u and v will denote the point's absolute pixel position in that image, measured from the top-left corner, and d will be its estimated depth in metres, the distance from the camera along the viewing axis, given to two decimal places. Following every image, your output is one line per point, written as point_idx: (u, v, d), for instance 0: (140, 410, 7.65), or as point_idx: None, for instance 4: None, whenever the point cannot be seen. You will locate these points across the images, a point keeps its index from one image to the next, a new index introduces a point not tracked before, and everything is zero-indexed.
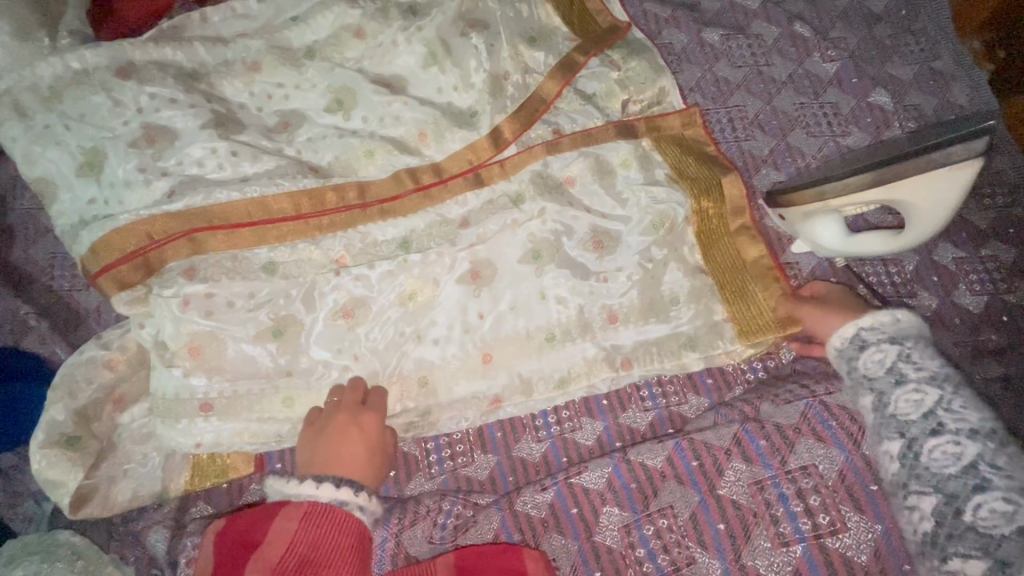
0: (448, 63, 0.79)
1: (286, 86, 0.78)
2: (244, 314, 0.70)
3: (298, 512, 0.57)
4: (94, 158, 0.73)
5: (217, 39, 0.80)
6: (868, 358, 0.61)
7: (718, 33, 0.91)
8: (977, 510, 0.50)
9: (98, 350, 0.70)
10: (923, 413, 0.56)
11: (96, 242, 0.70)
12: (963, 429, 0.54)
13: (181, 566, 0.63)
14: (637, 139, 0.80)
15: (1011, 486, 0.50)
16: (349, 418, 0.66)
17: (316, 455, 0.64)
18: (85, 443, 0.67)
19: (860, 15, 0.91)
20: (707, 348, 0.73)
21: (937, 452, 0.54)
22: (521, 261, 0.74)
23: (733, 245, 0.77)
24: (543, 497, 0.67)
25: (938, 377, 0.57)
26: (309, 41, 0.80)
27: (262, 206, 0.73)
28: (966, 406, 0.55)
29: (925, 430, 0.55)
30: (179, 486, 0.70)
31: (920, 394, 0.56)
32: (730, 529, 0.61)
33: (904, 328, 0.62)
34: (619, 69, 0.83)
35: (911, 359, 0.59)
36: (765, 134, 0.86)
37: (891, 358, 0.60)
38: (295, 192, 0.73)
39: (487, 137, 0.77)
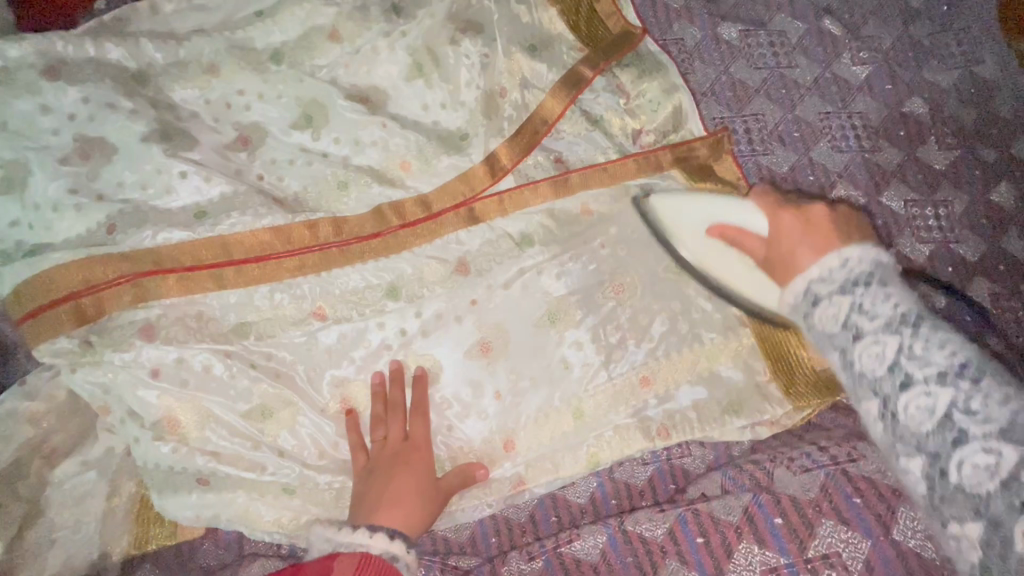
0: (436, 76, 0.72)
1: (247, 95, 0.70)
2: (200, 367, 0.63)
3: (351, 565, 0.50)
4: (9, 171, 0.63)
5: (168, 36, 0.71)
6: (821, 312, 0.52)
7: (736, 28, 0.80)
8: (961, 468, 0.42)
9: (20, 400, 0.61)
10: (889, 367, 0.47)
11: (21, 283, 0.61)
12: (932, 375, 0.45)
13: None
14: (659, 173, 0.71)
15: (991, 432, 0.41)
16: (407, 456, 0.63)
17: (365, 498, 0.59)
18: (9, 508, 0.58)
19: (896, 9, 0.80)
20: (751, 416, 0.68)
21: (912, 409, 0.45)
22: (536, 328, 0.69)
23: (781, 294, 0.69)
24: (530, 567, 0.60)
25: (895, 321, 0.48)
26: (276, 42, 0.72)
27: (221, 248, 0.65)
28: (929, 347, 0.46)
29: (892, 387, 0.47)
30: (121, 552, 0.63)
31: (880, 346, 0.48)
32: None
33: (856, 270, 0.52)
34: (628, 97, 0.73)
35: (866, 307, 0.49)
36: (785, 148, 0.76)
37: (845, 312, 0.51)
38: (258, 230, 0.65)
39: (483, 164, 0.70)
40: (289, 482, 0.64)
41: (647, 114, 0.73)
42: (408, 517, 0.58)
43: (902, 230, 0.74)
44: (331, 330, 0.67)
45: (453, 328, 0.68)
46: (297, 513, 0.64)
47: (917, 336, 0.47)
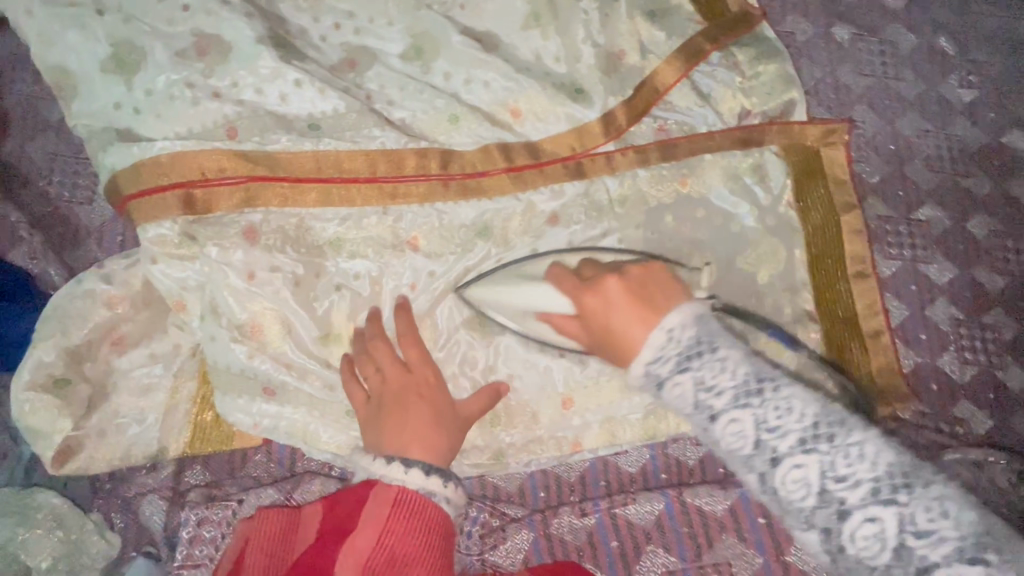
0: (552, 28, 0.74)
1: (358, 18, 0.73)
2: (288, 273, 0.64)
3: (389, 497, 0.52)
4: (123, 52, 0.65)
5: None
6: (726, 431, 0.46)
7: (849, 31, 0.79)
8: (855, 538, 0.42)
9: (99, 283, 0.61)
10: (755, 442, 0.45)
11: (131, 166, 0.63)
12: (859, 491, 0.42)
13: (185, 542, 0.60)
14: (761, 146, 0.74)
15: (864, 492, 0.42)
16: (409, 386, 0.61)
17: (383, 433, 0.59)
18: (75, 388, 0.59)
19: (1010, 39, 0.79)
20: None
21: (728, 434, 0.47)
22: None
23: (850, 293, 0.72)
24: (582, 523, 0.64)
25: (742, 394, 0.46)
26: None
27: (332, 162, 0.66)
28: (779, 411, 0.45)
29: (704, 419, 0.47)
30: (176, 449, 0.63)
31: (738, 424, 0.46)
32: None
33: (683, 338, 0.49)
34: (745, 75, 0.75)
35: (707, 381, 0.47)
36: (881, 159, 0.76)
37: (728, 416, 0.46)
38: (372, 152, 0.68)
39: (599, 121, 0.72)
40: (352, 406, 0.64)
41: (759, 96, 0.75)
42: (433, 442, 0.58)
43: (980, 259, 0.74)
44: (420, 259, 0.68)
45: None
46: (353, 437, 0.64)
47: (769, 402, 0.46)
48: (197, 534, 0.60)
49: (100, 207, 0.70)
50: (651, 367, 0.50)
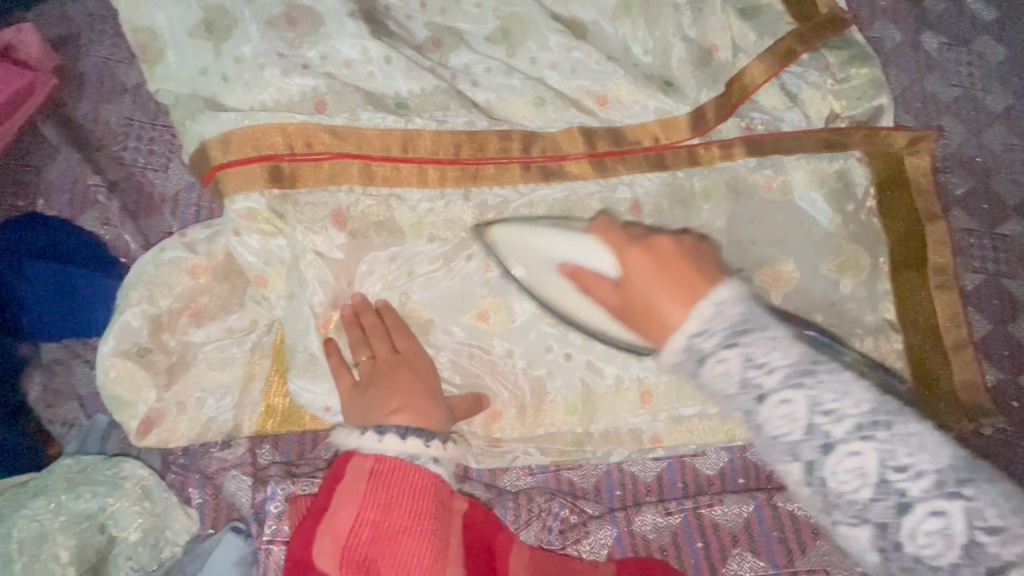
0: (642, 20, 0.73)
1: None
2: (380, 251, 0.65)
3: (365, 470, 0.51)
4: (215, 18, 0.63)
5: None
6: (774, 416, 0.47)
7: (937, 40, 0.78)
8: (834, 474, 0.46)
9: (182, 251, 0.59)
10: (807, 431, 0.46)
11: (218, 136, 0.61)
12: (851, 423, 0.46)
13: (274, 516, 0.58)
14: (847, 151, 0.73)
15: (848, 428, 0.46)
16: (393, 360, 0.60)
17: (364, 410, 0.57)
18: (155, 357, 0.58)
19: None
20: None
21: (715, 375, 0.49)
22: None
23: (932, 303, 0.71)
24: (666, 522, 0.64)
25: (792, 373, 0.48)
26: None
27: (421, 141, 0.65)
28: (842, 399, 0.46)
29: (751, 400, 0.48)
30: (249, 428, 0.61)
31: (858, 458, 0.45)
32: None
33: (731, 316, 0.50)
34: (835, 78, 0.74)
35: (755, 358, 0.48)
36: (966, 172, 0.75)
37: (803, 411, 0.47)
38: (459, 132, 0.67)
39: (688, 116, 0.72)
40: None
41: (848, 100, 0.74)
42: (422, 410, 0.56)
43: None
44: None
45: None
46: None
47: (822, 384, 0.47)
48: (283, 509, 0.58)
49: (174, 175, 0.67)
50: (693, 340, 0.50)
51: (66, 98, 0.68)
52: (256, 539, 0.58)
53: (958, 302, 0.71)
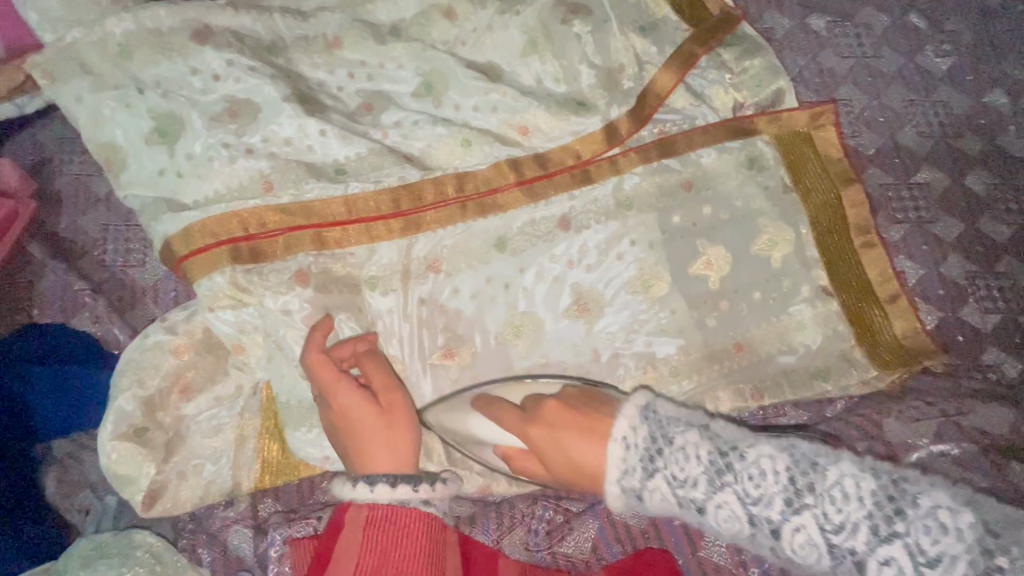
0: (549, 53, 0.80)
1: (371, 66, 0.80)
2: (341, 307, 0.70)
3: (360, 519, 0.55)
4: (166, 124, 0.71)
5: (298, 12, 0.80)
6: (735, 509, 0.50)
7: (823, 19, 0.84)
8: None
9: (164, 334, 0.65)
10: (829, 553, 0.48)
11: (184, 229, 0.68)
12: (843, 521, 0.48)
13: (274, 561, 0.64)
14: (755, 136, 0.80)
15: (911, 565, 0.46)
16: (354, 399, 0.60)
17: (349, 451, 0.59)
18: (152, 435, 0.63)
19: (975, 7, 0.85)
20: (837, 381, 0.75)
21: (799, 546, 0.49)
22: (632, 292, 0.77)
23: (861, 260, 0.77)
24: (643, 508, 0.66)
25: (871, 517, 0.47)
26: (395, 19, 0.82)
27: (362, 203, 0.73)
28: (930, 533, 0.46)
29: (764, 532, 0.49)
30: (249, 484, 0.66)
31: (802, 534, 0.48)
32: None
33: (801, 457, 0.51)
34: (733, 72, 0.81)
35: (678, 475, 0.52)
36: (872, 132, 0.81)
37: (813, 532, 0.48)
38: (396, 188, 0.74)
39: (601, 131, 0.79)
40: None
41: (750, 89, 0.80)
42: (400, 454, 0.58)
43: (984, 211, 0.77)
44: (447, 279, 0.75)
45: (551, 286, 0.76)
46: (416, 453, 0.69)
47: (912, 525, 0.47)
48: (284, 551, 0.63)
49: (151, 267, 0.74)
50: (681, 493, 0.52)
51: (45, 215, 0.75)
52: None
53: (886, 257, 0.76)
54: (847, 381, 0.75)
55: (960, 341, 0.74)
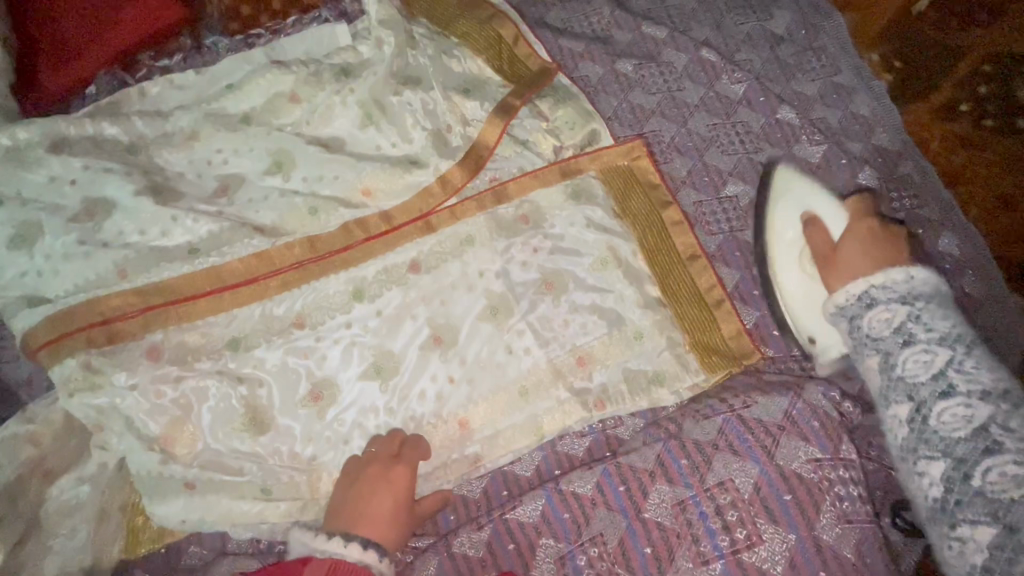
0: (384, 121, 0.88)
1: (223, 152, 0.87)
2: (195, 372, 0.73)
3: (324, 567, 0.59)
4: (25, 229, 0.77)
5: (156, 113, 0.89)
6: (873, 316, 0.66)
7: (630, 62, 0.95)
8: (987, 475, 0.55)
9: (22, 424, 0.69)
10: (894, 329, 0.65)
11: (39, 322, 0.73)
12: (934, 338, 0.62)
13: None
14: (580, 173, 0.87)
15: (974, 391, 0.59)
16: (383, 472, 0.69)
17: (348, 517, 0.65)
18: (10, 520, 0.65)
19: (763, 37, 0.96)
20: (673, 384, 0.78)
21: (947, 414, 0.59)
22: (482, 320, 0.81)
23: (687, 272, 0.83)
24: (479, 536, 0.68)
25: (949, 338, 0.62)
26: (245, 108, 0.90)
27: (218, 275, 0.79)
28: (978, 368, 0.60)
29: (863, 305, 0.68)
30: (113, 557, 0.69)
31: (890, 312, 0.65)
32: (655, 553, 0.64)
33: (916, 285, 0.66)
34: (549, 119, 0.90)
35: (922, 318, 0.64)
36: (683, 156, 0.90)
37: (899, 318, 0.65)
38: (248, 257, 0.80)
39: (437, 181, 0.86)
40: (265, 483, 0.72)
41: (566, 132, 0.90)
42: (389, 529, 0.65)
43: None
44: (311, 332, 0.79)
45: (408, 324, 0.80)
46: (280, 504, 0.72)
47: (972, 360, 0.61)
48: None
49: (23, 363, 0.79)
50: (870, 289, 0.67)
51: None
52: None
53: (710, 267, 0.83)
54: (683, 383, 0.78)
55: (775, 336, 0.81)
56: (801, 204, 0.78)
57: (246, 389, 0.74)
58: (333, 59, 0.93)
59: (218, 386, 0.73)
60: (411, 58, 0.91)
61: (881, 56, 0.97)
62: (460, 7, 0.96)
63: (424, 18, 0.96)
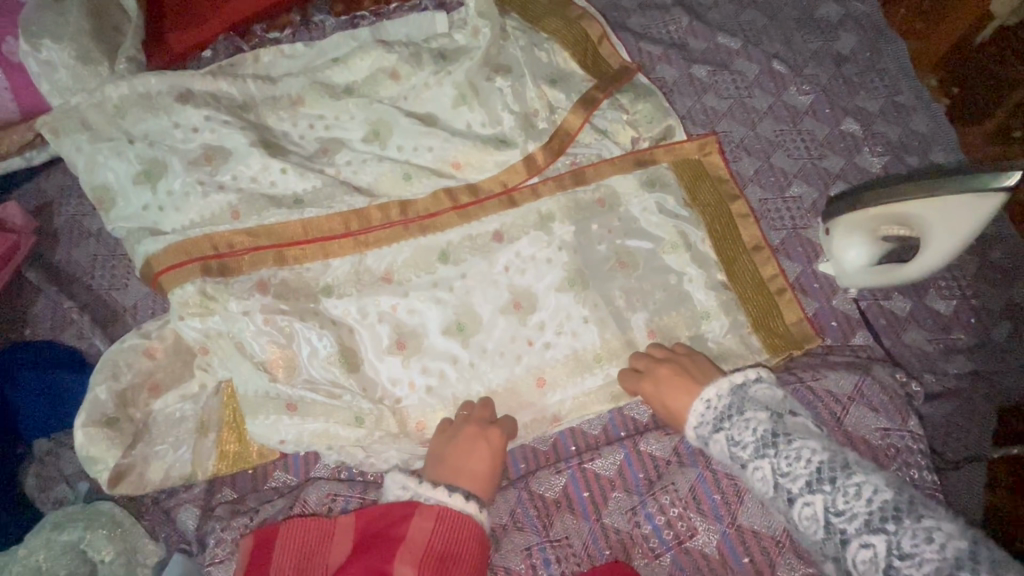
0: (477, 102, 0.94)
1: (327, 118, 0.93)
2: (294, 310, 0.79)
3: (433, 513, 0.63)
4: (151, 168, 0.84)
5: (266, 78, 0.95)
6: (714, 446, 0.66)
7: (705, 69, 1.02)
8: (856, 564, 0.53)
9: (138, 338, 0.75)
10: (733, 458, 0.64)
11: (160, 249, 0.80)
12: (753, 455, 0.62)
13: (211, 545, 0.71)
14: (656, 163, 0.93)
15: (859, 527, 0.53)
16: (478, 430, 0.74)
17: (445, 468, 0.70)
18: (122, 424, 0.72)
19: (829, 55, 1.03)
20: (735, 362, 0.83)
21: (804, 518, 0.58)
22: (558, 290, 0.86)
23: (753, 262, 0.88)
24: (557, 481, 0.76)
25: (762, 445, 0.61)
26: (349, 79, 0.97)
27: (318, 225, 0.85)
28: (846, 498, 0.55)
29: (702, 440, 0.67)
30: (206, 471, 0.76)
31: (718, 441, 0.65)
32: (725, 497, 0.73)
33: (722, 405, 0.66)
34: (629, 112, 0.97)
35: (736, 438, 0.64)
36: (751, 157, 0.96)
37: (723, 445, 0.64)
38: (346, 212, 0.86)
39: (522, 161, 0.92)
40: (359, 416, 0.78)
41: (644, 125, 0.96)
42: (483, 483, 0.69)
43: None
44: (399, 287, 0.84)
45: (490, 288, 0.85)
46: (366, 433, 0.78)
47: (839, 488, 0.56)
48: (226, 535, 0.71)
49: (131, 290, 0.85)
50: (697, 426, 0.68)
51: (46, 248, 0.88)
52: (197, 556, 0.73)
53: (774, 258, 0.88)
54: (743, 362, 0.84)
55: (834, 327, 0.85)
56: (943, 204, 0.71)
57: (338, 331, 0.80)
58: (431, 43, 0.99)
59: (315, 326, 0.79)
60: (505, 49, 0.97)
61: (940, 80, 1.06)
62: (550, 7, 1.04)
63: (516, 14, 1.04)
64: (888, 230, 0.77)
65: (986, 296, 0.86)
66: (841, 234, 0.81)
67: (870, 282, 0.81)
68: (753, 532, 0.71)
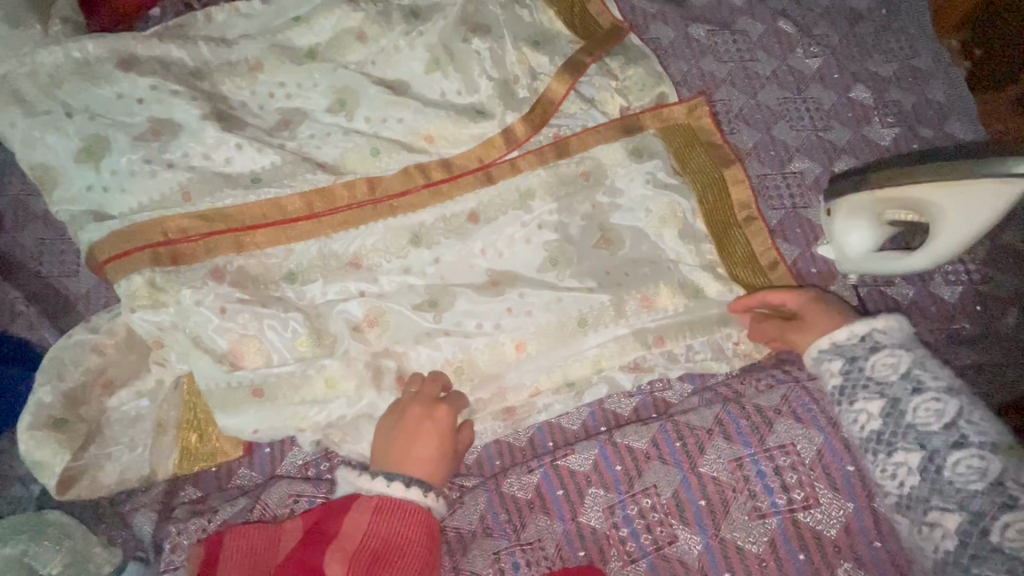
0: (451, 67, 0.85)
1: (287, 86, 0.84)
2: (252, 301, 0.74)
3: (370, 505, 0.60)
4: (92, 144, 0.77)
5: (219, 40, 0.86)
6: (881, 358, 0.60)
7: (704, 28, 0.93)
8: (1005, 529, 0.49)
9: (87, 333, 0.71)
10: (902, 374, 0.59)
11: (106, 237, 0.74)
12: (943, 387, 0.57)
13: (167, 551, 0.68)
14: (644, 130, 0.86)
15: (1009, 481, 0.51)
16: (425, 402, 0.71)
17: (392, 452, 0.66)
18: (73, 426, 0.70)
19: (842, 13, 0.94)
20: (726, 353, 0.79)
21: (961, 465, 0.53)
22: (542, 270, 0.80)
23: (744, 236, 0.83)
24: (529, 479, 0.73)
25: (954, 389, 0.57)
26: (311, 41, 0.87)
27: (276, 206, 0.78)
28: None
29: (867, 347, 0.62)
30: (166, 471, 0.75)
31: (895, 357, 0.60)
32: (709, 504, 0.70)
33: (897, 334, 0.62)
34: (618, 78, 0.89)
35: (926, 369, 0.58)
36: (750, 128, 0.88)
37: (906, 364, 0.59)
38: (308, 191, 0.79)
39: (500, 134, 0.84)
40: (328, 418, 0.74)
41: (635, 93, 0.88)
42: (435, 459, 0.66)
43: None
44: (367, 275, 0.79)
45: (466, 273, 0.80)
46: (334, 431, 0.75)
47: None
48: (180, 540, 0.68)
49: (82, 277, 0.81)
50: (840, 342, 0.64)
51: None
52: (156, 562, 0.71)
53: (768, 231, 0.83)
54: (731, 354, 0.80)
55: None
56: (965, 192, 0.66)
57: (301, 323, 0.75)
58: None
59: (275, 316, 0.74)
60: (483, 6, 0.88)
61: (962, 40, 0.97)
62: None
63: None
64: (897, 214, 0.71)
65: (994, 282, 0.81)
66: (848, 213, 0.74)
67: (872, 268, 0.74)
68: (737, 547, 0.68)
